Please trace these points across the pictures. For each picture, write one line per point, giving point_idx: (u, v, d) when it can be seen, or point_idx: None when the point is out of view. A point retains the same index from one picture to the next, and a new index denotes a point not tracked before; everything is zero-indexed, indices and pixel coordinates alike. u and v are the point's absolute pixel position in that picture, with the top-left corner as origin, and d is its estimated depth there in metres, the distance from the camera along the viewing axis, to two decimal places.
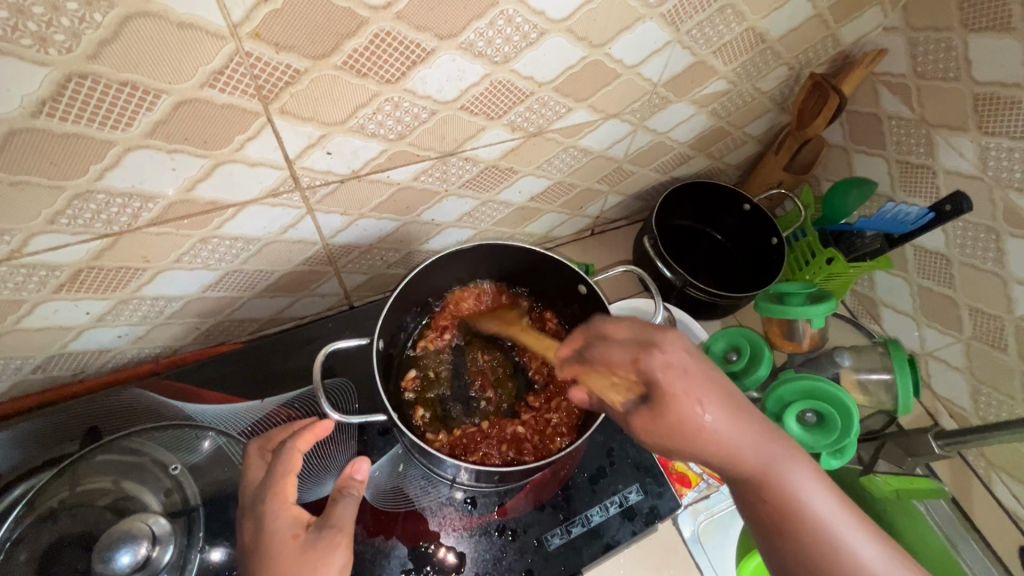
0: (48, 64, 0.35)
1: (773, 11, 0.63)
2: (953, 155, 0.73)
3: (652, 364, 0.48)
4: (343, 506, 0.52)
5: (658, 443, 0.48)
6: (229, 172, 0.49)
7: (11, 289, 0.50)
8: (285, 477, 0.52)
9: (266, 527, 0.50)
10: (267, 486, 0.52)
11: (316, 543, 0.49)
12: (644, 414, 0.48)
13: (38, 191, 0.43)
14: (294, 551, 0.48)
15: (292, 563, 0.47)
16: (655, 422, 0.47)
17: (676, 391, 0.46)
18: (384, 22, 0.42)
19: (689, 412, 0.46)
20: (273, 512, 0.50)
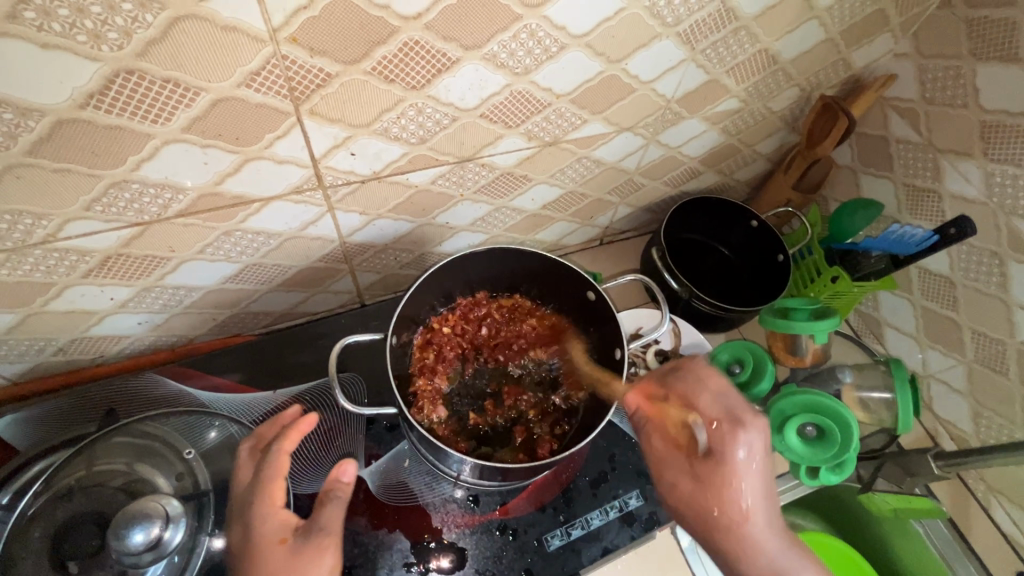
0: (99, 60, 0.37)
1: (786, 34, 0.65)
2: (959, 179, 0.74)
3: (727, 444, 0.56)
4: (329, 509, 0.53)
5: (682, 505, 0.59)
6: (257, 168, 0.51)
7: (43, 271, 0.52)
8: (270, 483, 0.53)
9: (258, 530, 0.52)
10: (257, 488, 0.54)
11: (303, 547, 0.51)
12: (698, 478, 0.59)
13: (78, 179, 0.45)
14: (282, 556, 0.50)
15: (281, 567, 0.50)
16: (700, 489, 0.58)
17: (729, 471, 0.56)
18: (413, 32, 0.44)
19: (734, 492, 0.56)
20: (263, 516, 0.52)
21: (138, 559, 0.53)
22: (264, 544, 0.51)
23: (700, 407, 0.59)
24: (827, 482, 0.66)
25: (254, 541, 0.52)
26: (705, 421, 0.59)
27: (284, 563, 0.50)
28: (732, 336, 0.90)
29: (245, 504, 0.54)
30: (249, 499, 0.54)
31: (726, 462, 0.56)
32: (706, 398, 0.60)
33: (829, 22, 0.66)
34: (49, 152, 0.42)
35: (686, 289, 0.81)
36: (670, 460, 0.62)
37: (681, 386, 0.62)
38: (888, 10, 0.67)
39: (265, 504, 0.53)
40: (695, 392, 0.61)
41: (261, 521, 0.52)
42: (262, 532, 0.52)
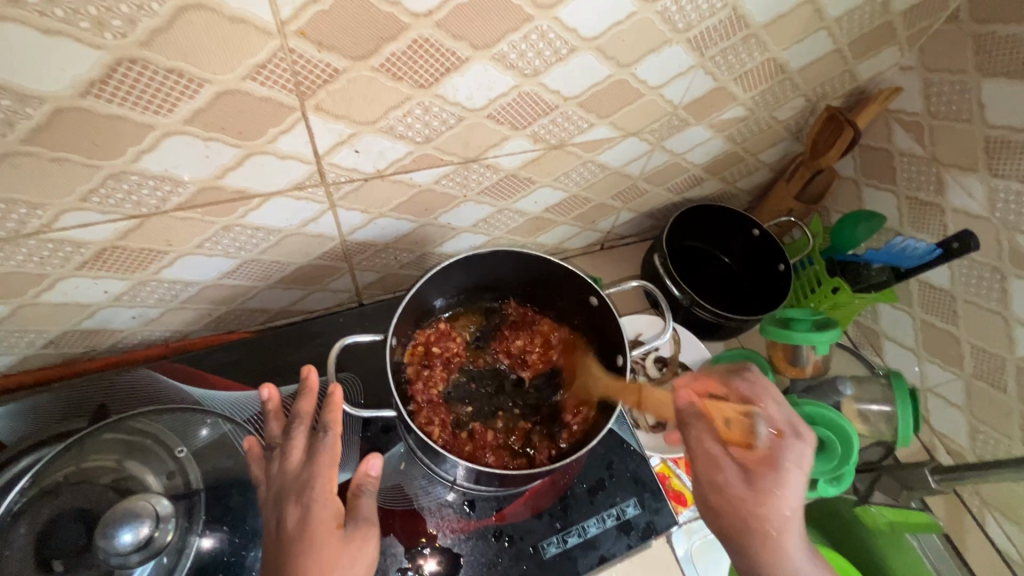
0: (103, 48, 0.36)
1: (795, 44, 0.64)
2: (962, 194, 0.74)
3: (784, 442, 0.53)
4: (367, 499, 0.51)
5: (709, 459, 0.53)
6: (260, 162, 0.50)
7: (36, 262, 0.51)
8: (325, 463, 0.51)
9: (312, 513, 0.49)
10: (309, 470, 0.51)
11: (356, 534, 0.49)
12: (744, 470, 0.52)
13: (76, 168, 0.44)
14: (337, 542, 0.48)
15: (336, 553, 0.47)
16: (759, 485, 0.51)
17: (782, 466, 0.51)
18: (423, 29, 0.44)
19: (784, 482, 0.51)
20: (320, 499, 0.50)
21: (126, 559, 0.52)
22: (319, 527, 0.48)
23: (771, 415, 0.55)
24: (824, 493, 0.66)
25: (307, 524, 0.49)
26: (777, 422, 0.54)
27: (337, 549, 0.48)
28: (731, 345, 0.90)
29: (296, 487, 0.51)
30: (300, 481, 0.51)
31: (784, 460, 0.52)
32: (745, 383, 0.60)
33: (838, 33, 0.65)
34: (46, 140, 0.41)
35: (687, 296, 0.80)
36: (721, 462, 0.53)
37: (751, 386, 0.59)
38: (896, 22, 0.67)
39: (321, 485, 0.50)
40: (760, 394, 0.58)
41: (316, 503, 0.50)
42: (318, 516, 0.49)
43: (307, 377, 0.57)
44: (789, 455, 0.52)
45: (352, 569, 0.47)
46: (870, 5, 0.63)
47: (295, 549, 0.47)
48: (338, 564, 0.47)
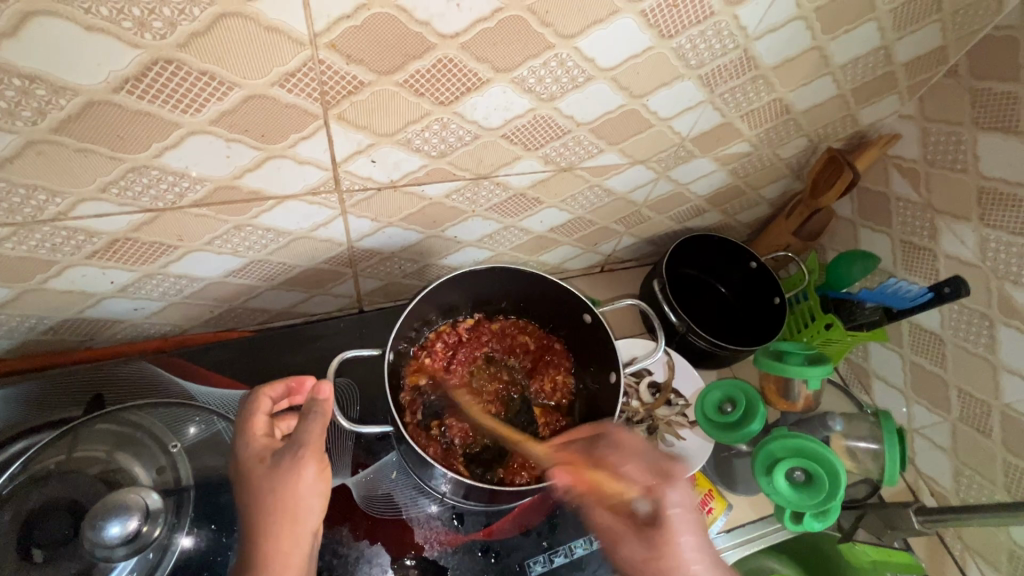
0: (141, 47, 0.38)
1: (801, 86, 0.67)
2: (955, 241, 0.76)
3: (663, 499, 0.54)
4: (309, 423, 0.54)
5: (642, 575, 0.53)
6: (278, 166, 0.51)
7: (48, 249, 0.52)
8: (315, 448, 0.54)
9: (297, 495, 0.52)
10: (296, 458, 0.53)
11: (281, 461, 0.53)
12: (636, 537, 0.54)
13: (99, 160, 0.45)
14: (264, 472, 0.53)
15: (263, 479, 0.53)
16: (655, 560, 0.52)
17: (669, 530, 0.52)
18: (448, 50, 0.45)
19: (667, 500, 0.54)
20: (308, 483, 0.53)
21: (111, 552, 0.51)
22: (305, 515, 0.53)
23: (630, 473, 0.57)
24: (811, 528, 0.66)
25: (294, 510, 0.52)
26: (643, 481, 0.56)
27: (268, 475, 0.53)
28: (724, 374, 0.91)
29: (271, 470, 0.53)
30: (280, 467, 0.53)
31: (670, 525, 0.53)
32: (632, 465, 0.57)
33: (842, 79, 0.68)
34: (75, 131, 0.42)
35: (683, 323, 0.81)
36: (618, 522, 0.56)
37: (613, 451, 0.59)
38: (898, 73, 0.70)
39: (311, 473, 0.53)
40: (622, 458, 0.58)
41: (302, 484, 0.53)
42: (306, 502, 0.53)
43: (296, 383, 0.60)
44: (641, 550, 0.53)
45: (281, 489, 0.52)
46: (873, 55, 0.66)
47: (280, 529, 0.51)
48: (266, 488, 0.52)
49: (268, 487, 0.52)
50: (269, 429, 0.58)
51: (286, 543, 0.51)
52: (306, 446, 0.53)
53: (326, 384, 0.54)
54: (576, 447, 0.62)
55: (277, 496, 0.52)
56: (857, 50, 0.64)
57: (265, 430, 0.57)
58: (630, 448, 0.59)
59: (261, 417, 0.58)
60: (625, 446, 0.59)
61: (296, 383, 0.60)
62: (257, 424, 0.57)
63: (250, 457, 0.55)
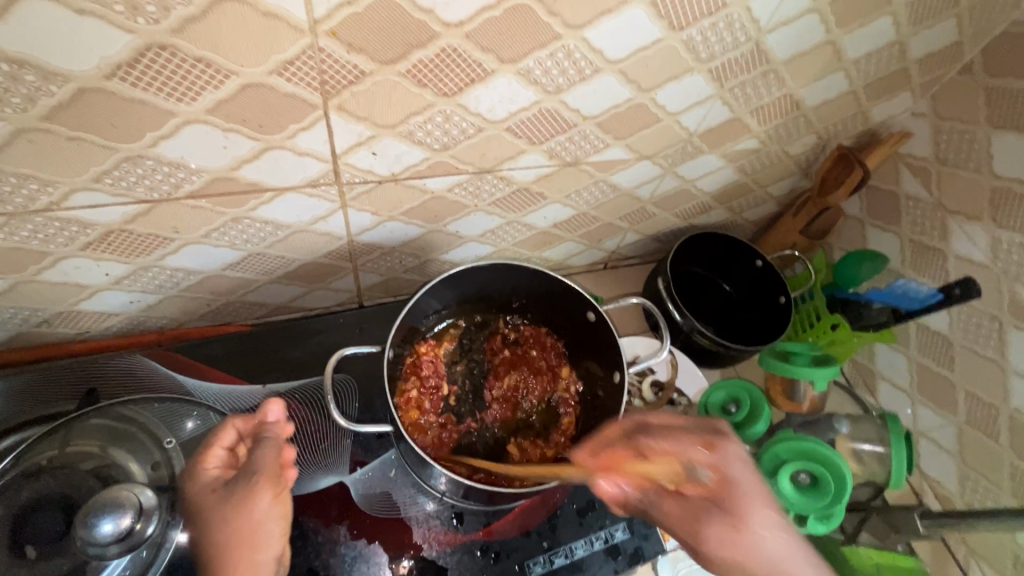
0: (134, 32, 0.36)
1: (812, 82, 0.65)
2: (966, 242, 0.75)
3: (725, 457, 0.52)
4: (263, 449, 0.53)
5: (729, 552, 0.49)
6: (277, 157, 0.50)
7: (40, 240, 0.51)
8: (266, 475, 0.52)
9: (252, 523, 0.51)
10: (249, 485, 0.51)
11: (233, 490, 0.52)
12: (721, 522, 0.49)
13: (92, 149, 0.44)
14: (217, 502, 0.51)
15: (212, 512, 0.51)
16: (733, 529, 0.49)
17: (740, 490, 0.50)
18: (453, 39, 0.44)
19: (732, 462, 0.52)
20: (262, 510, 0.51)
21: (104, 550, 0.51)
22: (266, 541, 0.51)
23: (687, 451, 0.53)
24: (813, 531, 0.65)
25: (255, 534, 0.51)
26: (699, 454, 0.52)
27: (220, 504, 0.51)
28: (728, 374, 0.90)
29: (224, 498, 0.51)
30: (231, 495, 0.51)
31: (738, 482, 0.51)
32: (673, 444, 0.53)
33: (855, 74, 0.66)
34: (66, 119, 0.41)
35: (687, 322, 0.80)
36: (686, 517, 0.50)
37: (654, 437, 0.54)
38: (911, 69, 0.69)
39: (266, 499, 0.51)
40: (663, 440, 0.53)
41: (256, 511, 0.51)
42: (266, 528, 0.51)
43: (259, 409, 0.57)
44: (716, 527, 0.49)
45: (231, 521, 0.50)
46: (887, 51, 0.65)
47: (235, 558, 0.49)
48: (217, 517, 0.50)
49: (219, 516, 0.50)
50: (227, 459, 0.56)
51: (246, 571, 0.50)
52: (260, 475, 0.52)
53: (279, 420, 0.56)
54: (606, 445, 0.55)
55: (231, 523, 0.50)
56: (872, 45, 0.63)
57: (222, 462, 0.55)
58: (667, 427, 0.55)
59: (218, 450, 0.55)
60: (658, 426, 0.56)
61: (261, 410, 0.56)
62: (214, 457, 0.55)
63: (203, 488, 0.53)
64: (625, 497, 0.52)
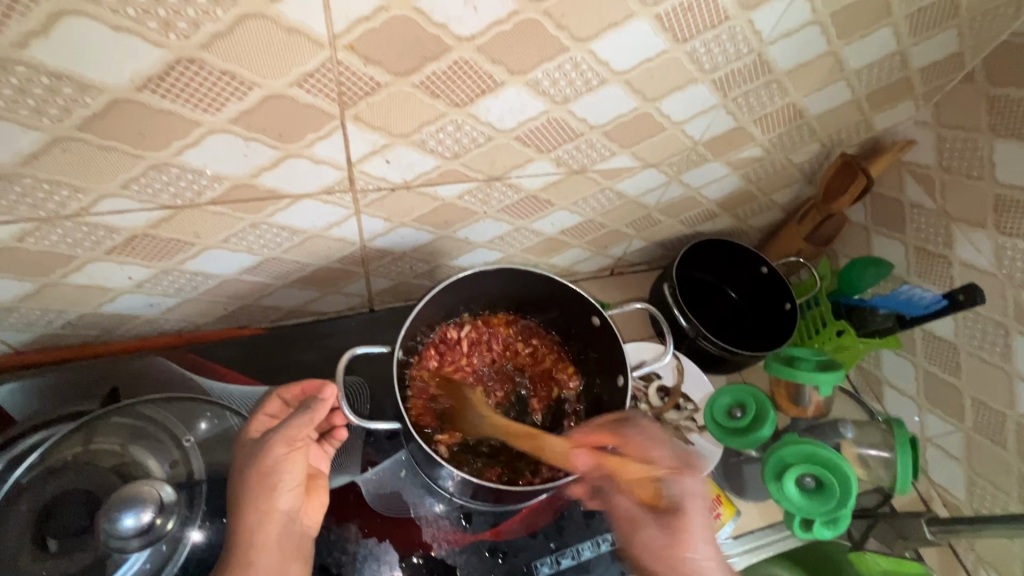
0: (165, 47, 0.38)
1: (815, 91, 0.67)
2: (970, 249, 0.76)
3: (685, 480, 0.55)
4: (299, 415, 0.55)
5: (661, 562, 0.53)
6: (295, 165, 0.52)
7: (69, 244, 0.53)
8: (289, 432, 0.54)
9: (268, 471, 0.53)
10: (271, 435, 0.54)
11: (260, 441, 0.54)
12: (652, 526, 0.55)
13: (122, 157, 0.46)
14: (247, 446, 0.55)
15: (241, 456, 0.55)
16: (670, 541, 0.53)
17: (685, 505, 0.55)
18: (465, 52, 0.46)
19: (679, 492, 0.55)
20: (276, 461, 0.53)
21: (125, 544, 0.51)
22: (277, 493, 0.53)
23: (655, 458, 0.58)
24: (819, 536, 0.66)
25: (270, 479, 0.53)
26: (666, 469, 0.57)
27: (247, 452, 0.54)
28: (734, 379, 0.90)
29: (251, 445, 0.55)
30: (257, 444, 0.54)
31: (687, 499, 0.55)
32: (660, 449, 0.59)
33: (857, 84, 0.68)
34: (99, 128, 0.43)
35: (693, 327, 0.81)
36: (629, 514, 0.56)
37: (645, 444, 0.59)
38: (913, 79, 0.70)
39: (279, 451, 0.53)
40: (646, 443, 0.59)
41: (269, 461, 0.53)
42: (278, 478, 0.53)
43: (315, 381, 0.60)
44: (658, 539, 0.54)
45: (250, 465, 0.53)
46: (888, 61, 0.66)
47: (247, 504, 0.52)
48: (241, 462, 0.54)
49: (244, 459, 0.54)
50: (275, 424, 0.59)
51: (255, 520, 0.52)
52: (280, 428, 0.54)
53: (331, 388, 0.57)
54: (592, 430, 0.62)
55: (250, 469, 0.53)
56: (872, 56, 0.64)
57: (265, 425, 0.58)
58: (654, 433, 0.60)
59: (260, 418, 0.58)
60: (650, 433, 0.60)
61: (308, 385, 0.60)
62: (257, 423, 0.58)
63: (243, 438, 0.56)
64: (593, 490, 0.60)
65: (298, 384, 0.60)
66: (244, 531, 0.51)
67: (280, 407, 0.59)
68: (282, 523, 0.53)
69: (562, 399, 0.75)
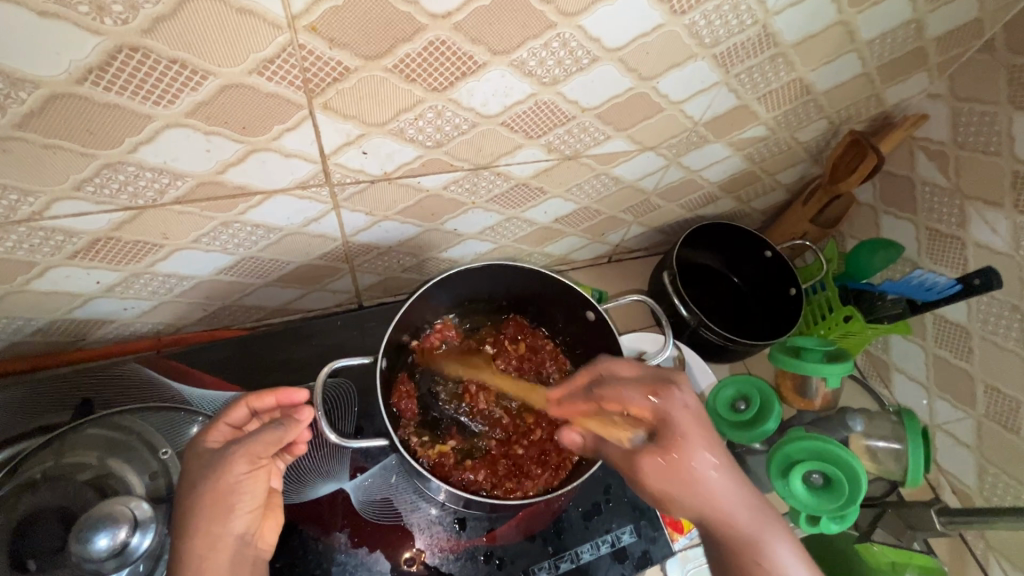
0: (102, 34, 0.34)
1: (823, 65, 0.62)
2: (985, 229, 0.72)
3: (667, 402, 0.50)
4: (269, 432, 0.50)
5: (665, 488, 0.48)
6: (264, 159, 0.48)
7: (26, 250, 0.49)
8: (248, 449, 0.49)
9: (226, 489, 0.49)
10: (230, 451, 0.49)
11: (217, 456, 0.49)
12: (655, 454, 0.48)
13: (70, 156, 0.42)
14: (198, 461, 0.50)
15: (191, 471, 0.49)
16: (665, 461, 0.48)
17: (681, 428, 0.49)
18: (441, 31, 0.42)
19: (693, 453, 0.48)
20: (234, 481, 0.49)
21: (100, 565, 0.49)
22: (231, 515, 0.50)
23: (628, 399, 0.53)
24: (826, 529, 0.63)
25: (227, 500, 0.49)
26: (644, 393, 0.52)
27: (199, 469, 0.49)
28: (737, 369, 0.87)
29: (202, 463, 0.49)
30: (219, 458, 0.49)
31: (677, 423, 0.49)
32: (629, 388, 0.53)
33: (868, 56, 0.63)
34: (41, 126, 0.39)
35: (695, 317, 0.78)
36: (627, 458, 0.51)
37: (607, 387, 0.55)
38: (928, 49, 0.65)
39: (240, 470, 0.49)
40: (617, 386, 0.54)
41: (226, 481, 0.49)
42: (234, 500, 0.49)
43: (292, 394, 0.56)
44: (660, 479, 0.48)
45: (197, 486, 0.48)
46: (903, 29, 0.61)
47: (198, 525, 0.47)
48: (191, 479, 0.49)
49: (197, 477, 0.48)
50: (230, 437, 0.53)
51: (204, 545, 0.47)
52: (246, 443, 0.49)
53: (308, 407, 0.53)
54: (577, 397, 0.59)
55: (207, 486, 0.48)
56: (885, 25, 0.59)
57: (223, 436, 0.52)
58: (621, 377, 0.56)
59: (222, 427, 0.53)
60: (624, 377, 0.56)
61: (285, 394, 0.55)
62: (216, 432, 0.52)
63: (195, 451, 0.51)
64: (591, 443, 0.55)
65: (271, 394, 0.55)
66: (190, 560, 0.46)
67: (245, 416, 0.54)
68: (233, 549, 0.49)
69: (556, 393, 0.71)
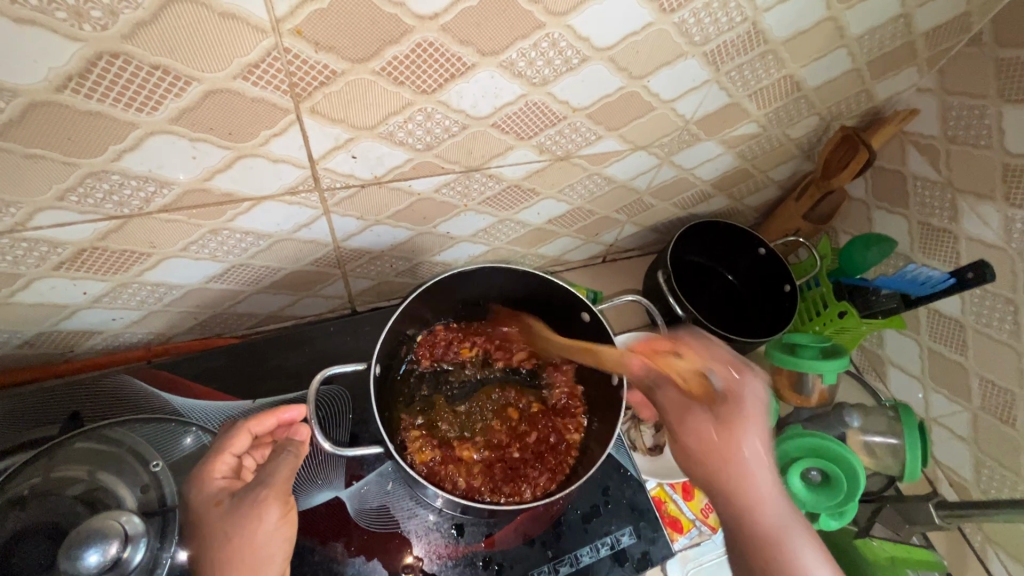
0: (81, 40, 0.34)
1: (814, 61, 0.62)
2: (976, 222, 0.72)
3: (743, 382, 0.51)
4: (283, 462, 0.51)
5: (705, 450, 0.49)
6: (251, 165, 0.47)
7: (10, 262, 0.48)
8: (278, 490, 0.50)
9: (261, 541, 0.48)
10: (259, 497, 0.49)
11: (240, 504, 0.49)
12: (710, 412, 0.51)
13: (51, 165, 0.41)
14: (220, 515, 0.49)
15: (217, 526, 0.48)
16: (718, 424, 0.50)
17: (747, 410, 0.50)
18: (428, 32, 0.41)
19: (744, 439, 0.48)
20: (268, 529, 0.49)
21: None
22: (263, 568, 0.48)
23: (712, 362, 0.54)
24: (825, 527, 0.63)
25: (263, 552, 0.48)
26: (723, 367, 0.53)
27: (223, 521, 0.48)
28: None
29: (230, 514, 0.48)
30: (240, 509, 0.48)
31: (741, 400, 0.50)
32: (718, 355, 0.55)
33: (858, 52, 0.63)
34: (21, 135, 0.38)
35: (690, 315, 0.77)
36: (682, 405, 0.53)
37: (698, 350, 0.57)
38: (917, 44, 0.65)
39: (272, 516, 0.49)
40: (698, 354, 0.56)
41: (261, 530, 0.48)
42: (270, 550, 0.48)
43: (285, 416, 0.57)
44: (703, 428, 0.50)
45: (232, 539, 0.47)
46: (892, 25, 0.61)
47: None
48: (220, 536, 0.48)
49: (228, 531, 0.48)
50: (233, 471, 0.54)
51: None
52: (272, 485, 0.50)
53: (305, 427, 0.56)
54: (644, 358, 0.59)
55: (244, 539, 0.47)
56: (874, 20, 0.59)
57: (228, 473, 0.53)
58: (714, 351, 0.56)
59: (228, 458, 0.54)
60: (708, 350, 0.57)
61: (281, 416, 0.57)
62: (221, 470, 0.52)
63: (207, 501, 0.50)
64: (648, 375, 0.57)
65: (268, 416, 0.56)
66: None
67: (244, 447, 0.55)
68: None
69: (552, 394, 0.71)
